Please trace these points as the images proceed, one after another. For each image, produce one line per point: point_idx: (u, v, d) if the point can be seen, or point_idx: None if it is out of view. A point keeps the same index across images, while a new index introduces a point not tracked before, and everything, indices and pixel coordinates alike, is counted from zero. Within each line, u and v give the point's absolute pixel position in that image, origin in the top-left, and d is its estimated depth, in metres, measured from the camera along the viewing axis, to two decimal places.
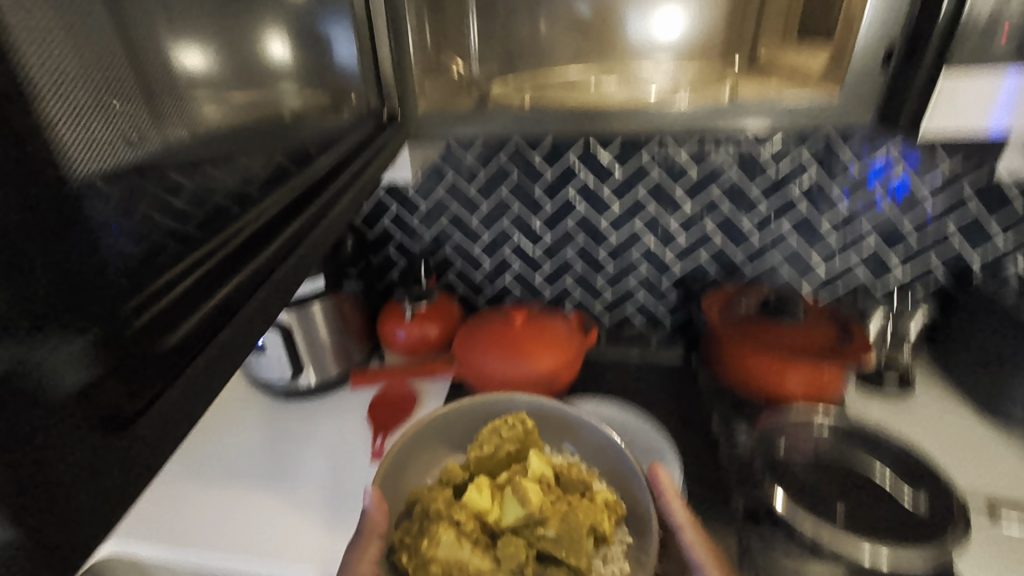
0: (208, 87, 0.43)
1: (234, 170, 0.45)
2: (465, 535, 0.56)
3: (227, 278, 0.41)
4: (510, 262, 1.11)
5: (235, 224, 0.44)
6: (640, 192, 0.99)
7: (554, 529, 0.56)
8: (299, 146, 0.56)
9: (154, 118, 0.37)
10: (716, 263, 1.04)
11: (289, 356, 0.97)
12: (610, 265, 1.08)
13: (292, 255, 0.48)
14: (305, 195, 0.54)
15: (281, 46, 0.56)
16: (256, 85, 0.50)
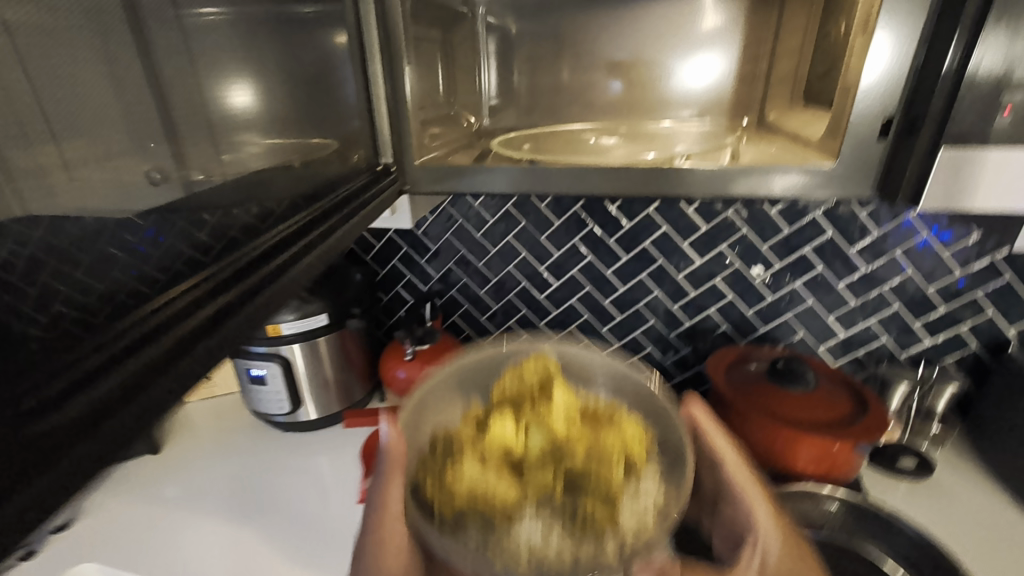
0: (204, 134, 0.45)
1: (223, 211, 0.45)
2: (450, 497, 0.37)
3: (223, 292, 0.40)
4: (514, 306, 1.11)
5: (234, 251, 0.43)
6: (647, 244, 0.97)
7: (580, 456, 0.38)
8: (299, 188, 0.57)
9: (146, 171, 0.38)
10: (726, 319, 0.99)
11: (288, 384, 0.99)
12: (615, 315, 1.05)
13: (287, 278, 0.47)
14: (306, 228, 0.54)
15: (286, 90, 0.58)
16: (266, 148, 0.54)
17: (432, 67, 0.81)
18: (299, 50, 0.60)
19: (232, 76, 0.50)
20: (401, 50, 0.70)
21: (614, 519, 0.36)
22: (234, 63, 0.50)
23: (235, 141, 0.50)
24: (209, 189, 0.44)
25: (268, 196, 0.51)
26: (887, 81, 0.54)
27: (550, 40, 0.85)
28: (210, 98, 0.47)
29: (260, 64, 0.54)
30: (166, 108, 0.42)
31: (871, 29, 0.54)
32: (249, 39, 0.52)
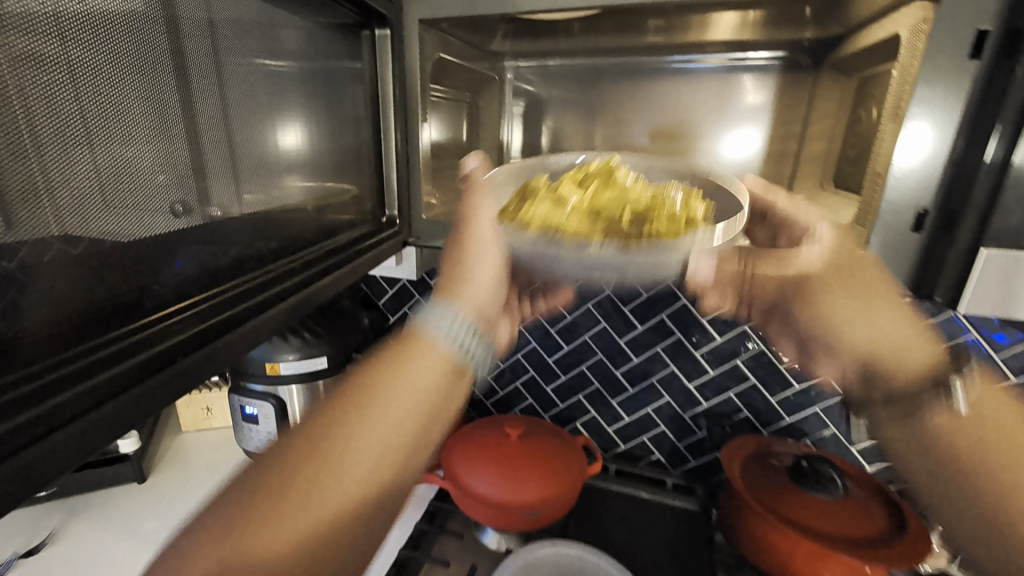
0: (239, 172, 0.53)
1: (228, 245, 0.50)
2: (553, 207, 0.48)
3: (181, 331, 0.43)
4: (522, 366, 1.06)
5: (208, 289, 0.47)
6: (664, 316, 0.93)
7: (652, 206, 0.49)
8: (300, 233, 0.60)
9: (170, 203, 0.45)
10: (747, 405, 0.92)
11: (280, 425, 0.96)
12: (627, 387, 0.99)
13: (247, 326, 0.49)
14: (292, 271, 0.56)
15: (326, 135, 0.64)
16: (290, 186, 0.59)
17: (453, 125, 0.82)
18: (339, 104, 0.65)
19: (277, 122, 0.57)
20: (418, 110, 0.70)
21: (679, 236, 0.45)
22: (281, 112, 0.57)
23: (269, 177, 0.56)
24: (220, 222, 0.50)
25: (265, 237, 0.55)
26: (915, 172, 0.50)
27: (583, 105, 0.85)
28: (250, 141, 0.53)
29: (306, 114, 0.61)
30: (204, 147, 0.48)
31: (901, 117, 0.50)
32: (301, 94, 0.59)
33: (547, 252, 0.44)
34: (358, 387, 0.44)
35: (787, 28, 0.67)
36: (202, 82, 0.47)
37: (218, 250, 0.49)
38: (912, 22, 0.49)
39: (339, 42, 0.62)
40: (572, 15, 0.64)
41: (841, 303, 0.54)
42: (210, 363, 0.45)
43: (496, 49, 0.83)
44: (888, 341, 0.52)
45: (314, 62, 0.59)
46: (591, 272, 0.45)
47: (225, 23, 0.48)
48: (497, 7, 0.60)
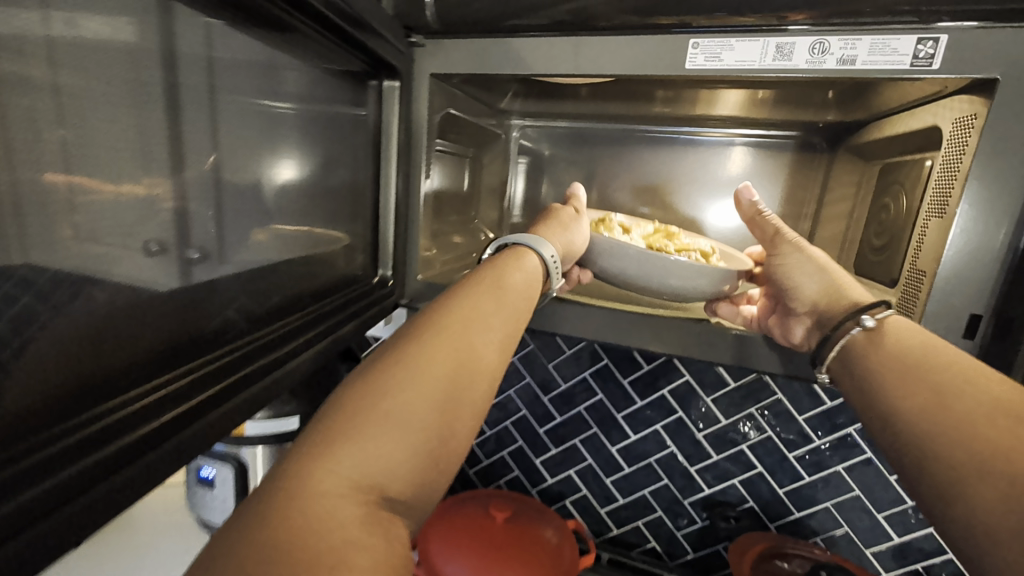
0: (229, 218, 0.47)
1: (197, 312, 0.43)
2: (622, 233, 0.67)
3: (143, 421, 0.37)
4: (509, 435, 0.98)
5: (175, 369, 0.41)
6: (666, 392, 0.86)
7: (692, 245, 0.66)
8: (287, 296, 0.54)
9: (143, 242, 0.38)
10: (754, 495, 0.84)
11: (238, 493, 0.86)
12: (622, 466, 0.92)
13: (218, 412, 0.43)
14: (274, 342, 0.51)
15: (327, 179, 0.59)
16: (283, 235, 0.54)
17: (453, 179, 0.77)
18: (347, 146, 0.61)
19: (276, 162, 0.52)
20: (422, 157, 0.67)
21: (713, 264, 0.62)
22: (284, 148, 0.52)
23: (262, 224, 0.51)
24: (201, 283, 0.44)
25: (247, 300, 0.49)
26: (959, 278, 0.43)
27: (584, 166, 0.83)
28: (243, 183, 0.48)
29: (310, 153, 0.56)
30: (193, 189, 0.42)
31: (948, 215, 0.44)
32: (306, 137, 0.55)
33: (618, 245, 0.61)
34: (490, 276, 0.52)
35: (803, 107, 0.64)
36: (194, 122, 0.42)
37: (189, 309, 0.43)
38: (957, 115, 0.44)
39: (345, 89, 0.58)
40: (586, 80, 0.61)
41: (790, 254, 0.58)
42: (176, 458, 0.39)
43: (503, 107, 0.81)
44: (831, 282, 0.55)
45: (319, 107, 0.55)
46: (647, 262, 0.60)
47: (227, 61, 0.44)
48: (506, 68, 0.57)
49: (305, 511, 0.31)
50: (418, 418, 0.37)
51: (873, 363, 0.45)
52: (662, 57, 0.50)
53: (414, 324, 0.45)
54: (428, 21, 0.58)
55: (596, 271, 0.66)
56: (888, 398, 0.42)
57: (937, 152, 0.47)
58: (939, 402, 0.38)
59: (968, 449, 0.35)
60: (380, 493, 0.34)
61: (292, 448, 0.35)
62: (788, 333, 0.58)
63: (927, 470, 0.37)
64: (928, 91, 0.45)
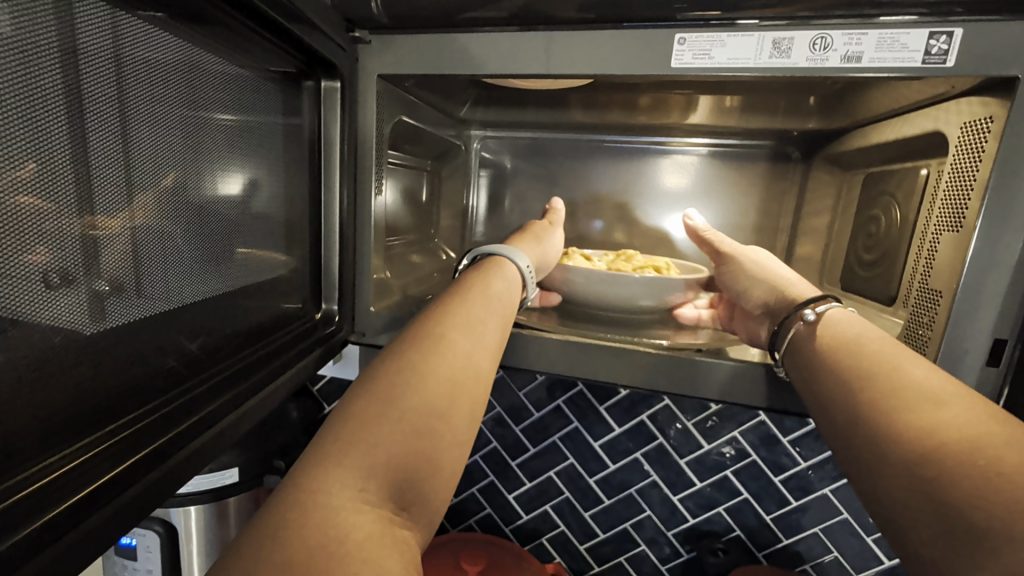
0: (159, 240, 0.39)
1: (104, 362, 0.34)
2: (587, 261, 0.62)
3: (25, 520, 0.27)
4: (478, 470, 0.90)
5: (68, 446, 0.31)
6: (645, 417, 0.81)
7: (653, 263, 0.62)
8: (221, 337, 0.45)
9: (42, 272, 0.30)
10: (740, 523, 0.79)
11: (167, 560, 0.74)
12: (601, 498, 0.85)
13: (125, 497, 0.33)
14: (207, 395, 0.42)
15: (271, 190, 0.51)
16: (216, 263, 0.45)
17: (403, 192, 0.69)
18: (286, 158, 0.53)
19: (207, 180, 0.43)
20: (371, 172, 0.59)
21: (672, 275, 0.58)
22: (221, 160, 0.45)
23: (187, 254, 0.42)
24: (107, 330, 0.35)
25: (168, 347, 0.40)
26: (980, 298, 0.39)
27: (548, 180, 0.77)
28: (164, 204, 0.39)
29: (248, 163, 0.48)
30: (105, 208, 0.34)
31: (965, 228, 0.39)
32: (242, 150, 0.47)
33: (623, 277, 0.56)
34: (478, 276, 0.47)
35: (777, 113, 0.60)
36: (105, 129, 0.33)
37: (92, 363, 0.34)
38: (966, 118, 0.41)
39: (275, 93, 0.50)
40: (555, 83, 0.56)
41: (732, 264, 0.55)
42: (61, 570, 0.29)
43: (462, 117, 0.74)
44: (770, 281, 0.51)
45: (257, 114, 0.48)
46: (655, 290, 0.57)
47: (143, 58, 0.36)
48: (462, 71, 0.51)
49: (298, 543, 0.26)
50: (423, 424, 0.32)
51: (805, 353, 0.43)
52: (645, 56, 0.45)
53: (410, 328, 0.40)
54: (375, 13, 0.50)
55: (571, 295, 0.59)
56: (822, 390, 0.39)
57: (939, 161, 0.44)
58: (862, 385, 0.36)
59: (882, 434, 0.33)
60: (386, 509, 0.29)
61: (292, 473, 0.30)
62: (754, 334, 0.53)
63: (854, 461, 0.34)
64: (929, 94, 0.42)
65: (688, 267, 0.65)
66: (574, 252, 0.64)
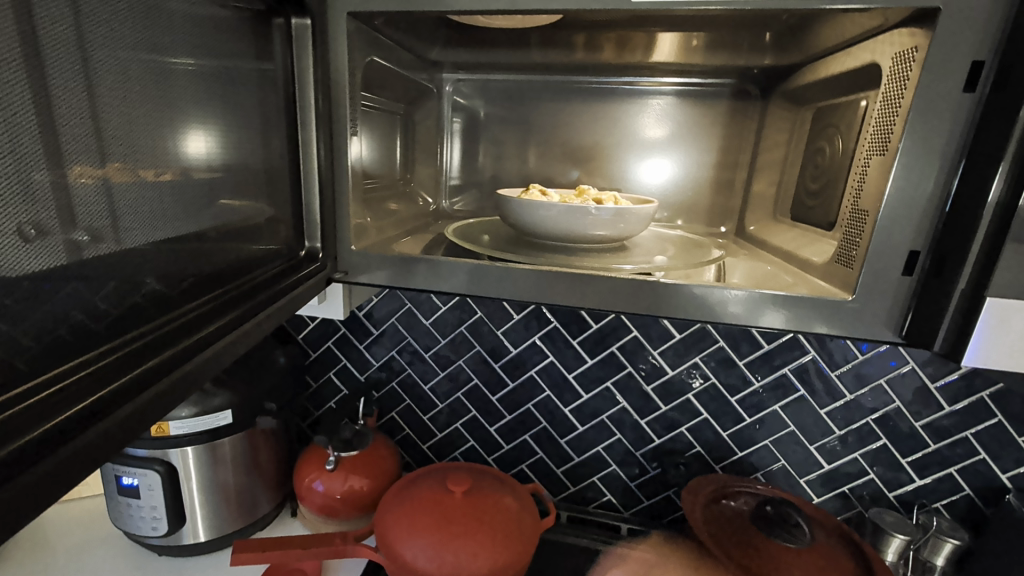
0: (130, 187, 0.40)
1: (102, 286, 0.37)
2: (545, 195, 0.64)
3: (49, 413, 0.30)
4: (461, 406, 0.97)
5: (72, 361, 0.33)
6: (615, 349, 0.87)
7: (603, 195, 0.64)
8: (206, 271, 0.47)
9: (16, 226, 0.30)
10: (700, 440, 0.87)
11: (170, 496, 0.78)
12: (575, 425, 0.92)
13: (140, 399, 0.35)
14: (200, 322, 0.44)
15: (240, 133, 0.52)
16: (190, 208, 0.46)
17: (377, 136, 0.70)
18: (255, 107, 0.53)
19: (173, 134, 0.43)
20: (346, 113, 0.59)
21: (618, 205, 0.61)
22: (185, 114, 0.45)
23: (158, 202, 0.43)
24: (97, 262, 0.37)
25: (155, 287, 0.41)
26: (900, 214, 0.44)
27: (520, 124, 0.78)
28: (132, 159, 0.39)
29: (212, 117, 0.48)
30: (76, 162, 0.34)
31: (890, 152, 0.44)
32: (206, 102, 0.47)
33: (581, 209, 0.58)
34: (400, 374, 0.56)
35: (735, 48, 0.63)
36: (68, 79, 0.33)
37: (90, 291, 0.36)
38: (897, 49, 0.44)
39: (244, 36, 0.50)
40: (522, 21, 0.57)
41: None
42: (98, 454, 0.31)
43: (434, 59, 0.75)
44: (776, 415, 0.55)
45: (221, 61, 0.47)
46: (612, 222, 0.59)
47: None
48: (429, 7, 0.52)
49: None
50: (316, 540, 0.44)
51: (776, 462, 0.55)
52: None
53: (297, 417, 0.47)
54: None
55: (534, 231, 0.62)
56: None
57: (873, 92, 0.48)
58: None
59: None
60: None
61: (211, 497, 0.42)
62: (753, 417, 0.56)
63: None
64: (867, 27, 0.45)
65: (638, 199, 0.67)
66: (530, 189, 0.66)
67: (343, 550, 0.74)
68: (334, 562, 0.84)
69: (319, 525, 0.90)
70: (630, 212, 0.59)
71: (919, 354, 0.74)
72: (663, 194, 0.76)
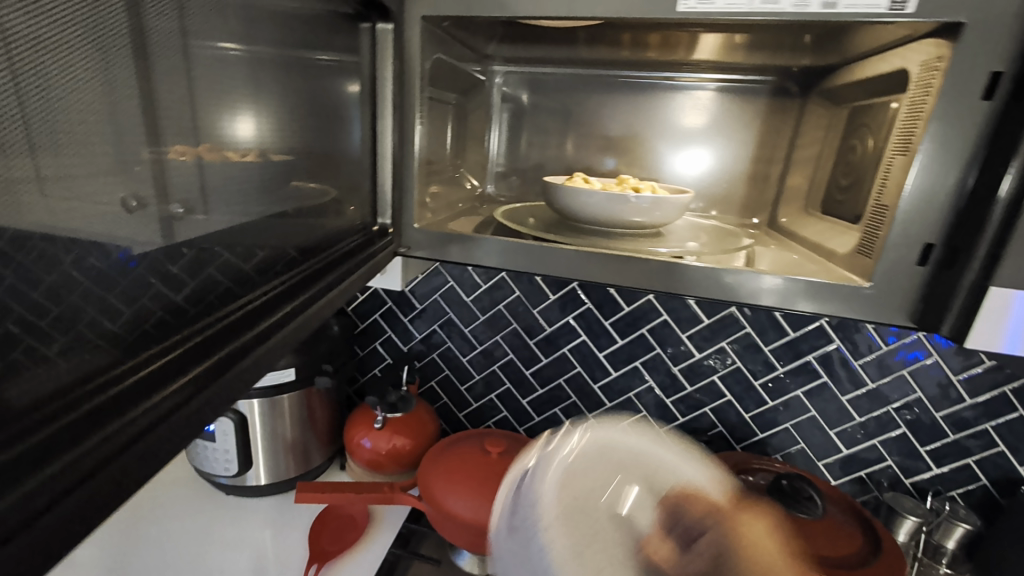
0: (218, 167, 0.41)
1: (224, 255, 0.42)
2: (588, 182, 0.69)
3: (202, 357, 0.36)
4: (496, 377, 1.04)
5: (202, 321, 0.38)
6: (644, 330, 0.91)
7: (640, 182, 0.68)
8: (302, 246, 0.53)
9: (122, 197, 0.31)
10: (723, 421, 0.92)
11: (241, 441, 0.88)
12: (604, 401, 0.98)
13: (249, 359, 0.39)
14: (293, 290, 0.49)
15: (307, 119, 0.53)
16: (270, 189, 0.48)
17: (439, 126, 0.76)
18: (309, 95, 0.53)
19: (233, 116, 0.42)
20: (416, 103, 0.66)
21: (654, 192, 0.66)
22: (237, 95, 0.42)
23: (239, 184, 0.44)
24: (223, 231, 0.42)
25: (267, 253, 0.47)
26: (920, 209, 0.48)
27: (561, 114, 0.84)
28: (218, 140, 0.40)
29: (262, 105, 0.46)
30: (168, 138, 0.35)
31: (912, 152, 0.48)
32: (254, 84, 0.44)
33: (620, 197, 0.64)
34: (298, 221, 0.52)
35: (779, 50, 0.66)
36: (165, 66, 0.34)
37: (216, 262, 0.41)
38: (924, 58, 0.48)
39: (341, 33, 0.56)
40: (572, 23, 0.63)
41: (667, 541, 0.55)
42: (238, 389, 0.38)
43: (487, 53, 0.80)
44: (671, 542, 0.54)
45: (305, 54, 0.50)
46: (648, 209, 0.64)
47: None
48: (495, 12, 0.59)
49: None
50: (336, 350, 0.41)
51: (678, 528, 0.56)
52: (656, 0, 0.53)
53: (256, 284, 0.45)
54: None
55: (577, 214, 0.68)
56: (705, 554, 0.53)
57: (903, 95, 0.51)
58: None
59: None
60: None
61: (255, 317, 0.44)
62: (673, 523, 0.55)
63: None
64: (899, 34, 0.49)
65: (674, 189, 0.72)
66: (573, 177, 0.71)
67: (390, 497, 0.83)
68: (378, 510, 0.93)
69: (362, 475, 0.99)
70: (665, 200, 0.64)
71: (943, 347, 0.77)
72: (697, 184, 0.80)
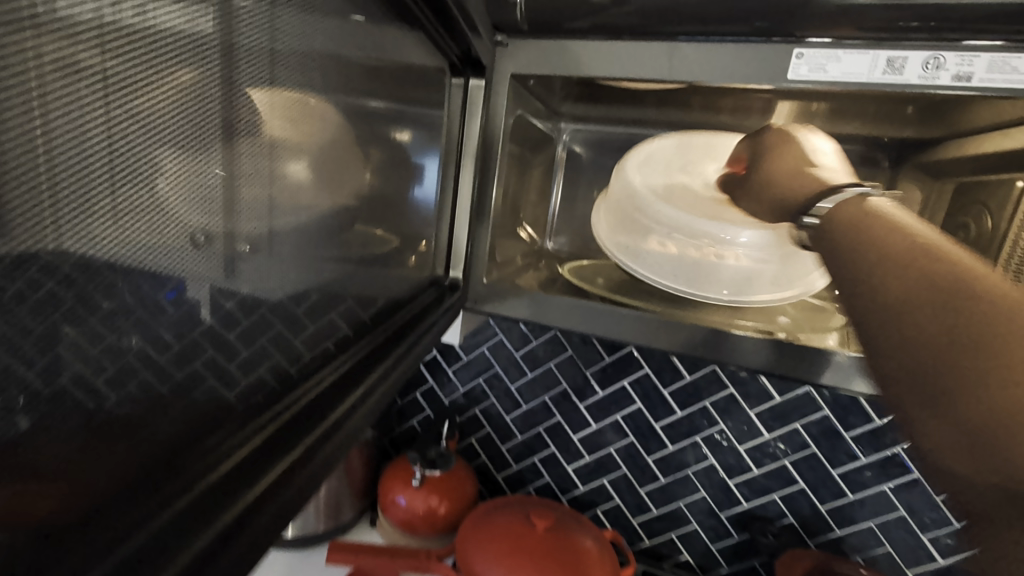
0: (282, 210, 0.36)
1: (302, 309, 0.39)
2: None
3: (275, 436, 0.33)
4: (541, 441, 0.98)
5: (285, 399, 0.36)
6: (707, 403, 0.85)
7: None
8: (375, 298, 0.51)
9: (189, 230, 0.27)
10: (794, 511, 0.83)
11: None
12: (659, 477, 0.90)
13: (336, 435, 0.37)
14: (365, 358, 0.46)
15: (390, 166, 0.51)
16: (350, 237, 0.46)
17: (512, 181, 0.74)
18: (387, 142, 0.49)
19: (291, 160, 0.36)
20: (496, 157, 0.66)
21: None
22: (299, 140, 0.36)
23: (308, 240, 0.39)
24: (307, 290, 0.40)
25: (344, 307, 0.45)
26: None
27: None
28: (287, 184, 0.35)
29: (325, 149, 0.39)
30: (233, 156, 0.30)
31: None
32: (319, 131, 0.38)
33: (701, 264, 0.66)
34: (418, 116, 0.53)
35: (873, 120, 0.63)
36: (252, 102, 0.31)
37: (303, 312, 0.39)
38: None
39: (432, 86, 0.56)
40: (657, 85, 0.62)
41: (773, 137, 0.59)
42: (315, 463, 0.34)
43: (557, 110, 0.80)
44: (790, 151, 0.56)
45: (400, 103, 0.49)
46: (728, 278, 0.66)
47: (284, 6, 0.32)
48: (572, 71, 0.60)
49: None
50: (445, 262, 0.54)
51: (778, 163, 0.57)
52: (761, 68, 0.54)
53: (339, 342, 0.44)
54: (516, 20, 0.59)
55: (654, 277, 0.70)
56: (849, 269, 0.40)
57: None
58: (890, 249, 0.38)
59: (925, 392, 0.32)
60: None
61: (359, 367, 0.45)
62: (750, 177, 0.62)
63: (865, 340, 0.37)
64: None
65: None
66: None
67: (425, 565, 0.77)
68: None
69: (394, 537, 0.94)
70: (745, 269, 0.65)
71: None
72: None
